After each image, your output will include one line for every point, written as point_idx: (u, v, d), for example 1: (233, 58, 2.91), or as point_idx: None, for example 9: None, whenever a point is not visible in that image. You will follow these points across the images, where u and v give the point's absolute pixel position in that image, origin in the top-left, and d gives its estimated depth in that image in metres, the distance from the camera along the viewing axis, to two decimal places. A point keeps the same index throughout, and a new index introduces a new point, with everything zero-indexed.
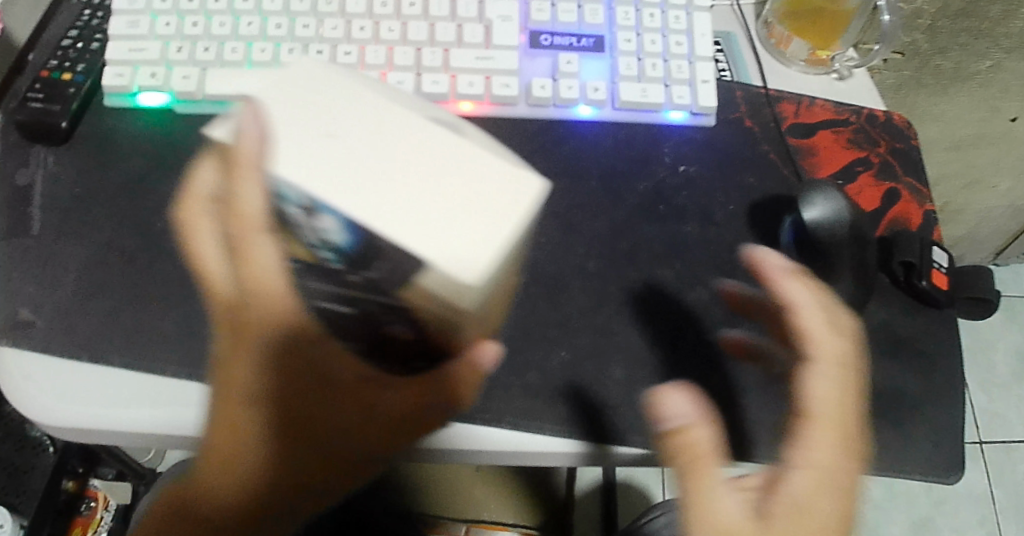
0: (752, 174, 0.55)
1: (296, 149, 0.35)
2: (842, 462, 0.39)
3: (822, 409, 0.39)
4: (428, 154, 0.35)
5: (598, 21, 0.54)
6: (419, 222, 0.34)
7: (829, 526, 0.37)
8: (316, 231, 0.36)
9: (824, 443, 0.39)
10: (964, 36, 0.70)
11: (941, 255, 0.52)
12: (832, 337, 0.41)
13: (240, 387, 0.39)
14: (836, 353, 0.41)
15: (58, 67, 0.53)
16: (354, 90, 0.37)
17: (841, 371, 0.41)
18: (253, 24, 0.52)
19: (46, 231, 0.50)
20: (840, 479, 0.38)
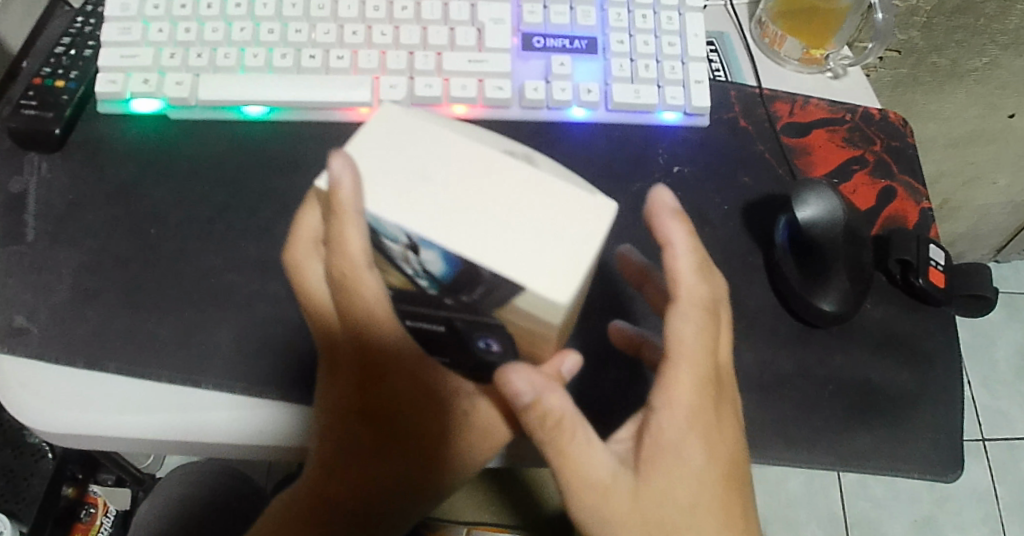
0: (747, 174, 0.55)
1: (377, 192, 0.32)
2: (709, 415, 0.38)
3: (691, 363, 0.37)
4: (517, 194, 0.32)
5: (591, 22, 0.54)
6: (504, 259, 0.31)
7: (699, 473, 0.37)
8: (419, 262, 0.33)
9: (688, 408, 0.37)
10: (960, 32, 0.70)
11: (938, 252, 0.51)
12: (696, 284, 0.37)
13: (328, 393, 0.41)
14: (702, 296, 0.37)
15: (52, 74, 0.53)
16: (433, 129, 0.34)
17: (707, 314, 0.37)
18: (245, 30, 0.52)
19: (41, 238, 0.50)
20: (711, 434, 0.38)
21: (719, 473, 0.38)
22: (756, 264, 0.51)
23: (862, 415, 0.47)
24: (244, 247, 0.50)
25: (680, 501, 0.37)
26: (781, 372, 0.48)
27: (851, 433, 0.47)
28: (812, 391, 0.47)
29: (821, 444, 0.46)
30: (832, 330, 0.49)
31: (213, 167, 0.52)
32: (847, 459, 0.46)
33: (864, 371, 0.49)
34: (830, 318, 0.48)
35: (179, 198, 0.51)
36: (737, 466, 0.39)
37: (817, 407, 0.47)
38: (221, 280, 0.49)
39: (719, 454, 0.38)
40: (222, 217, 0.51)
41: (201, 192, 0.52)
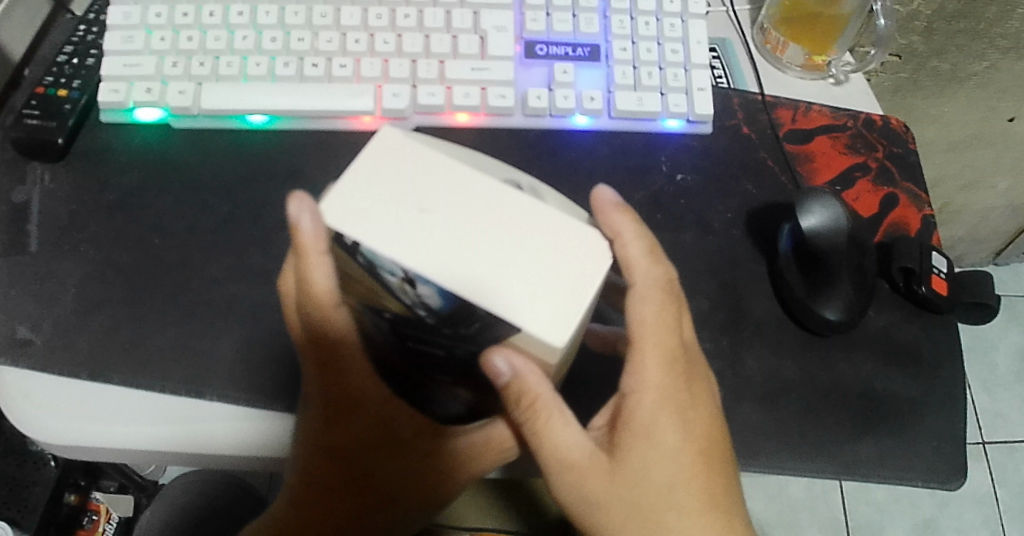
0: (749, 182, 0.55)
1: (379, 224, 0.32)
2: (680, 389, 0.39)
3: (657, 341, 0.38)
4: (516, 224, 0.33)
5: (593, 30, 0.54)
6: (505, 303, 0.31)
7: (674, 453, 0.38)
8: (420, 295, 0.33)
9: (658, 385, 0.38)
10: (961, 37, 0.70)
11: (941, 260, 0.51)
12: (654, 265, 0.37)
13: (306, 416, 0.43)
14: (665, 279, 0.38)
15: (54, 83, 0.53)
16: (427, 156, 0.34)
17: (665, 291, 0.38)
18: (247, 38, 0.52)
19: (44, 249, 0.49)
20: (684, 409, 0.39)
21: (696, 444, 0.39)
22: (760, 273, 0.51)
23: (866, 423, 0.47)
24: (246, 257, 0.50)
25: (659, 476, 0.38)
26: (785, 381, 0.48)
27: (855, 441, 0.47)
28: (816, 399, 0.47)
29: (825, 452, 0.46)
30: (835, 339, 0.49)
31: (215, 176, 0.52)
32: (851, 467, 0.46)
33: (868, 379, 0.48)
34: (835, 327, 0.48)
35: (182, 208, 0.51)
36: (716, 432, 0.40)
37: (821, 416, 0.47)
38: (225, 289, 0.49)
39: (695, 425, 0.39)
40: (225, 227, 0.51)
41: (204, 201, 0.52)
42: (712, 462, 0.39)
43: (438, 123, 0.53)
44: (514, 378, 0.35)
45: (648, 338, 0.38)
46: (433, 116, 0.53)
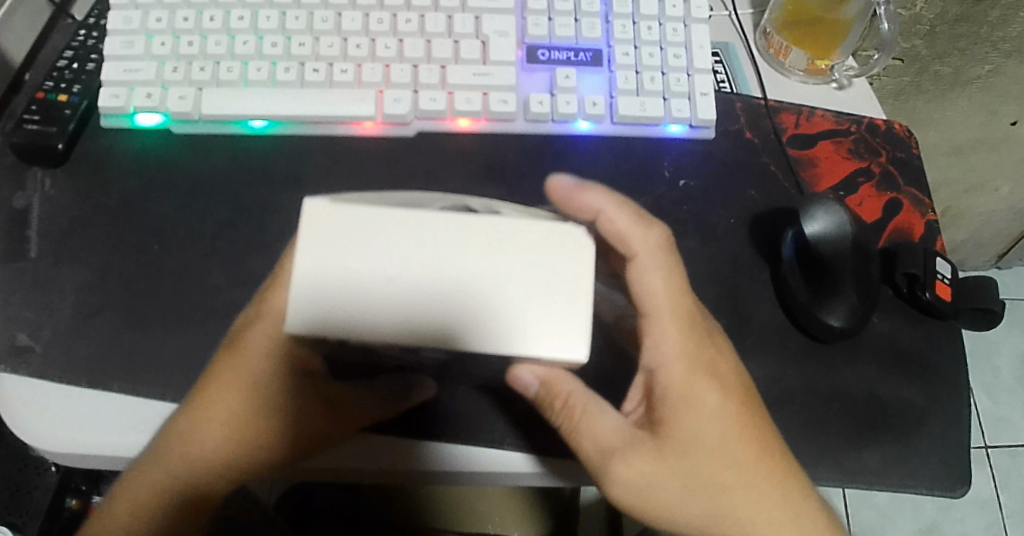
0: (752, 187, 0.54)
1: (371, 319, 0.36)
2: (708, 349, 0.41)
3: (672, 307, 0.40)
4: (486, 261, 0.36)
5: (595, 34, 0.53)
6: (519, 329, 0.36)
7: (718, 409, 0.40)
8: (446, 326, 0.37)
9: (684, 350, 0.40)
10: (963, 41, 0.69)
11: (945, 265, 0.51)
12: (651, 229, 0.41)
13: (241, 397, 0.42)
14: (658, 240, 0.41)
15: (54, 88, 0.53)
16: (377, 225, 0.36)
17: (667, 258, 0.41)
18: (248, 43, 0.52)
19: (44, 255, 0.49)
20: (714, 368, 0.41)
21: (738, 404, 0.41)
22: (763, 279, 0.51)
23: (871, 431, 0.47)
24: (247, 263, 0.50)
25: (711, 436, 0.39)
26: (788, 388, 0.47)
27: (859, 449, 0.46)
28: (820, 407, 0.47)
29: (829, 460, 0.46)
30: (840, 345, 0.49)
31: (216, 182, 0.52)
32: (855, 475, 0.46)
33: (872, 386, 0.48)
34: (839, 334, 0.47)
35: (183, 214, 0.51)
36: (752, 393, 0.42)
37: (825, 423, 0.47)
38: (225, 296, 0.49)
39: (729, 383, 0.41)
40: (226, 233, 0.51)
41: (204, 207, 0.51)
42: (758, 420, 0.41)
43: (440, 128, 0.53)
44: (550, 376, 0.38)
45: (661, 305, 0.40)
46: (435, 121, 0.53)
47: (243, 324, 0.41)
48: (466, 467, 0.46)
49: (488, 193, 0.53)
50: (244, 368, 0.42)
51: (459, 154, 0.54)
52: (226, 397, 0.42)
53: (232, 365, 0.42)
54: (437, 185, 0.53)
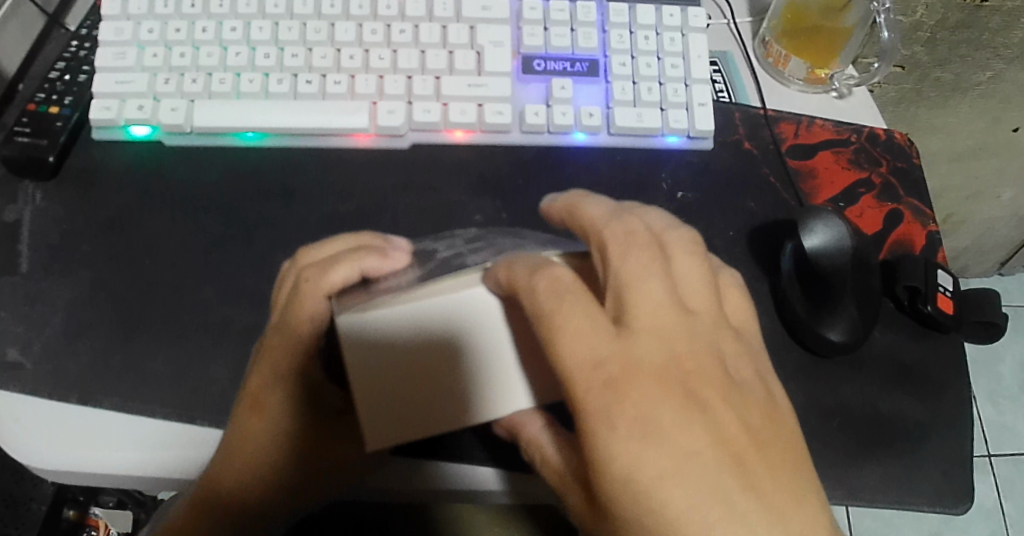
0: (752, 199, 0.54)
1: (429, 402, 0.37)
2: (642, 392, 0.31)
3: (578, 358, 0.31)
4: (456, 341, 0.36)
5: (592, 45, 0.53)
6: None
7: (663, 459, 0.30)
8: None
9: (600, 408, 0.31)
10: (964, 47, 0.68)
11: (947, 278, 0.50)
12: (546, 273, 0.33)
13: (262, 435, 0.44)
14: (560, 278, 0.33)
15: (46, 101, 0.52)
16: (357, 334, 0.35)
17: (560, 299, 0.32)
18: (240, 54, 0.51)
19: (34, 269, 0.49)
20: (651, 419, 0.30)
21: (696, 454, 0.30)
22: (762, 292, 0.50)
23: (873, 447, 0.46)
24: (241, 277, 0.49)
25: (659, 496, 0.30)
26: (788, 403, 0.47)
27: (860, 466, 0.46)
28: (821, 422, 0.46)
29: (830, 477, 0.45)
30: (840, 360, 0.48)
31: (209, 195, 0.51)
32: (857, 493, 0.45)
33: (874, 401, 0.47)
34: (839, 347, 0.47)
35: (175, 227, 0.50)
36: (725, 430, 0.31)
37: (826, 440, 0.46)
38: (217, 310, 0.48)
39: (676, 427, 0.30)
40: (218, 246, 0.50)
41: (197, 220, 0.51)
42: (728, 471, 0.30)
43: (436, 140, 0.52)
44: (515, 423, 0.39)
45: (563, 361, 0.31)
46: (429, 133, 0.52)
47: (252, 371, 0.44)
48: (462, 487, 0.45)
49: (484, 205, 0.52)
50: (260, 410, 0.43)
51: (454, 166, 0.53)
52: (250, 440, 0.43)
53: (252, 414, 0.43)
54: (434, 197, 0.52)
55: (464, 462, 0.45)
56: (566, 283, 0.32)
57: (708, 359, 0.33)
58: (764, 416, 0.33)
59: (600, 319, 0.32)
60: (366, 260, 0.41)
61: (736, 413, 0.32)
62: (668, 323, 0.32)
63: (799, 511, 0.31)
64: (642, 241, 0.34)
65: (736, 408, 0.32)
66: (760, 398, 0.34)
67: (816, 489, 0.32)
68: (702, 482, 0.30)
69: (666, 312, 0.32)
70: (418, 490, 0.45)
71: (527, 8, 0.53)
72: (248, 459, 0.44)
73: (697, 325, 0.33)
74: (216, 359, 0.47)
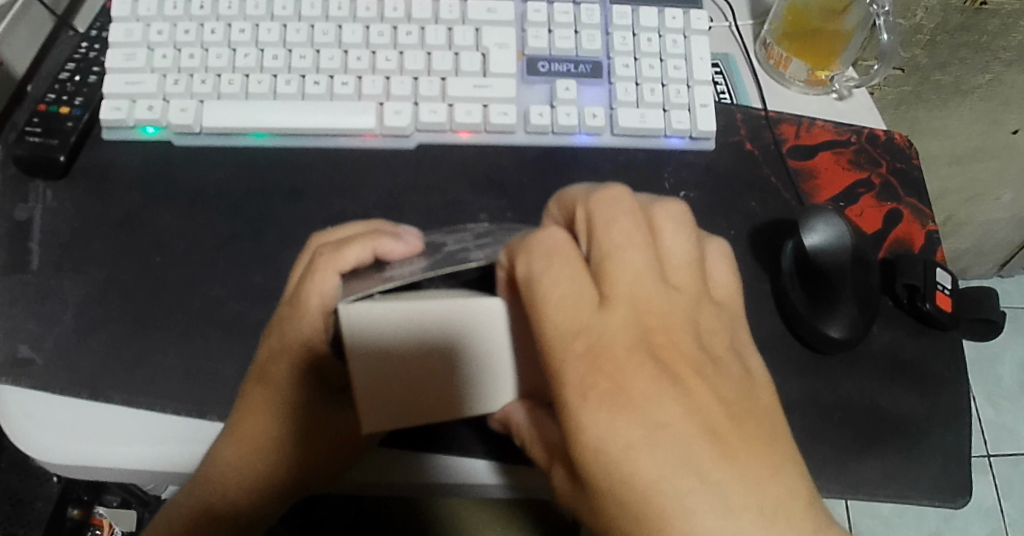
0: (753, 198, 0.54)
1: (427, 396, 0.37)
2: (620, 364, 0.30)
3: (559, 329, 0.31)
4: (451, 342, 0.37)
5: (595, 47, 0.53)
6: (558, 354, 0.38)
7: (639, 433, 0.29)
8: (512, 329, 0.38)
9: (578, 380, 0.30)
10: (964, 50, 0.69)
11: (945, 276, 0.51)
12: (535, 241, 0.32)
13: (268, 416, 0.44)
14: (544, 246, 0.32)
15: (56, 101, 0.53)
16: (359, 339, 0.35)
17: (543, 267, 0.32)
18: (249, 56, 0.52)
19: (46, 267, 0.49)
20: (627, 391, 0.30)
21: (670, 428, 0.30)
22: (763, 290, 0.51)
23: (872, 442, 0.47)
24: (249, 275, 0.50)
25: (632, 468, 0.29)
26: (787, 399, 0.47)
27: (860, 460, 0.46)
28: (821, 418, 0.47)
29: (830, 472, 0.46)
30: (840, 356, 0.49)
31: (217, 194, 0.52)
32: (856, 487, 0.46)
33: (872, 397, 0.48)
34: (839, 344, 0.47)
35: (184, 225, 0.51)
36: (702, 406, 0.30)
37: (826, 435, 0.47)
38: (226, 307, 0.49)
39: (652, 401, 0.30)
40: (227, 245, 0.51)
41: (206, 219, 0.51)
42: (702, 447, 0.30)
43: (442, 140, 0.53)
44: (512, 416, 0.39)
45: (544, 330, 0.31)
46: (435, 133, 0.53)
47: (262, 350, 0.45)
48: (460, 482, 0.46)
49: (489, 204, 0.53)
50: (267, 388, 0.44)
51: (459, 165, 0.54)
52: (254, 417, 0.44)
53: (259, 393, 0.44)
54: (439, 197, 0.53)
55: (460, 457, 0.46)
56: (548, 250, 0.32)
57: (688, 334, 0.32)
58: (742, 394, 0.32)
59: (583, 288, 0.31)
60: (380, 242, 0.42)
61: (713, 389, 0.31)
62: (649, 295, 0.31)
63: (772, 486, 0.30)
64: (629, 209, 0.33)
65: (714, 386, 0.31)
66: (740, 376, 0.33)
67: (792, 469, 0.31)
68: (674, 456, 0.30)
69: (650, 282, 0.32)
70: (425, 485, 0.46)
71: (532, 11, 0.54)
72: (252, 441, 0.44)
73: (680, 298, 0.32)
74: (225, 355, 0.47)
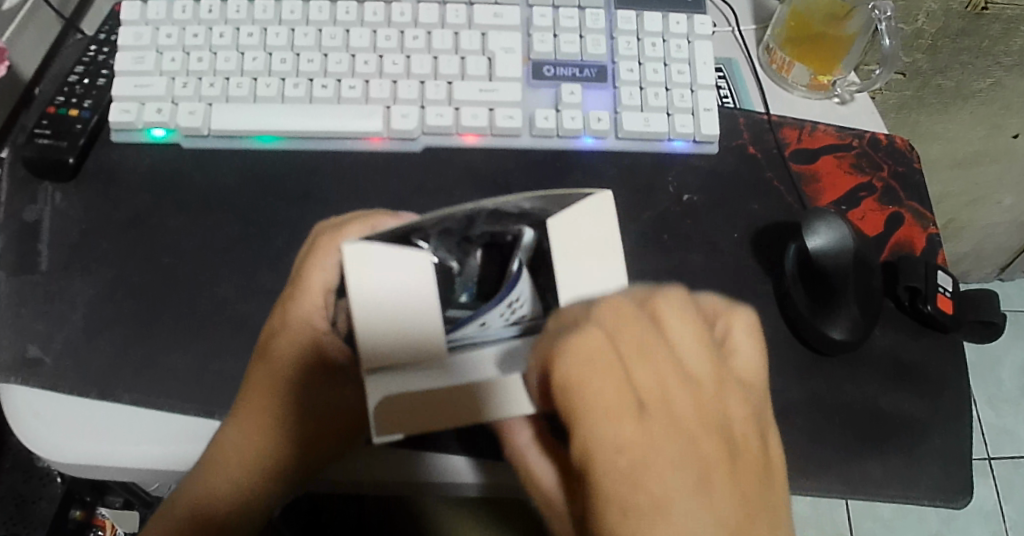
0: (756, 201, 0.55)
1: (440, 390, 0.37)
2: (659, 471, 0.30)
3: (597, 439, 0.30)
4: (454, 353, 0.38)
5: (600, 51, 0.54)
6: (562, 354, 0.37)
7: None
8: (505, 309, 0.38)
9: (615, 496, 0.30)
10: (965, 55, 0.70)
11: (946, 279, 0.51)
12: (568, 346, 0.31)
13: (268, 400, 0.44)
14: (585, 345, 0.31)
15: (66, 103, 0.53)
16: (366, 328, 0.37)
17: (581, 373, 0.30)
18: (257, 59, 0.53)
19: (55, 268, 0.50)
20: (663, 508, 0.29)
21: None
22: (765, 292, 0.51)
23: (873, 442, 0.47)
24: (256, 276, 0.50)
25: None
26: (789, 400, 0.48)
27: (861, 461, 0.47)
28: (822, 419, 0.48)
29: (831, 472, 0.46)
30: (842, 358, 0.49)
31: (224, 196, 0.53)
32: (857, 487, 0.46)
33: (874, 398, 0.49)
34: (841, 346, 0.48)
35: (192, 227, 0.52)
36: (736, 513, 0.30)
37: (827, 436, 0.47)
38: (234, 308, 0.49)
39: (687, 517, 0.29)
40: (234, 246, 0.51)
41: (213, 221, 0.52)
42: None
43: (446, 143, 0.53)
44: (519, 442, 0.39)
45: (581, 442, 0.30)
46: (441, 136, 0.53)
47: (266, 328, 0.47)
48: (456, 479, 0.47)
49: None
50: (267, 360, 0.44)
51: (464, 169, 0.54)
52: (254, 402, 0.44)
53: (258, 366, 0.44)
54: (444, 199, 0.53)
55: (451, 453, 0.46)
56: (584, 353, 0.31)
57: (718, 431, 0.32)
58: (766, 494, 0.32)
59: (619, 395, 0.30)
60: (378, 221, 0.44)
61: (742, 497, 0.31)
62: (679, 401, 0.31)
63: None
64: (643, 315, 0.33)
65: (743, 491, 0.31)
66: (762, 471, 0.32)
67: None
68: None
69: (677, 385, 0.31)
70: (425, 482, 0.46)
71: (538, 16, 0.54)
72: (253, 410, 0.44)
73: (707, 400, 0.32)
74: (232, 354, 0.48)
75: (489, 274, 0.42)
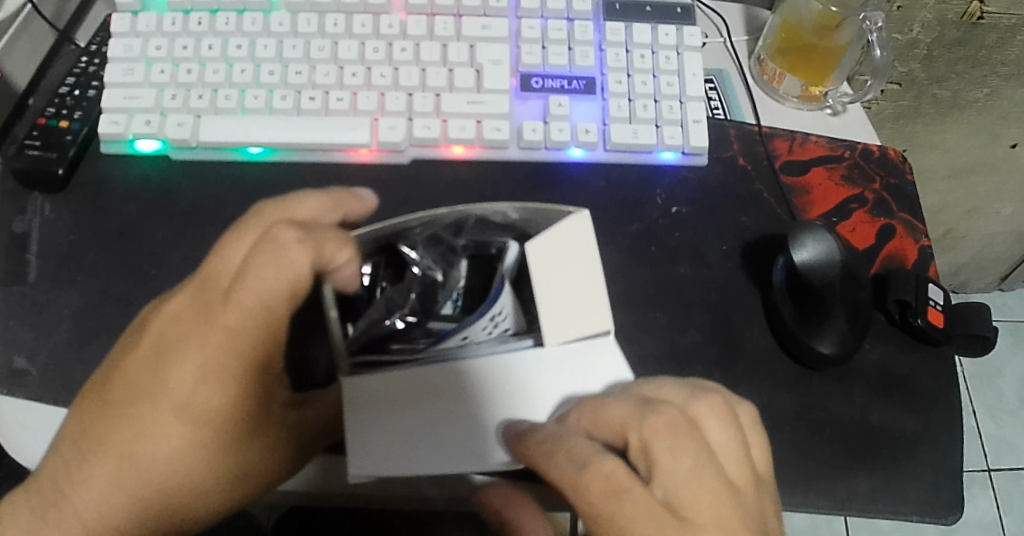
0: (745, 214, 0.55)
1: (427, 415, 0.39)
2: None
3: None
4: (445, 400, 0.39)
5: (589, 63, 0.54)
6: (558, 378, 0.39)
7: None
8: (488, 323, 0.40)
9: None
10: (961, 64, 0.69)
11: (937, 292, 0.51)
12: (583, 474, 0.35)
13: (201, 385, 0.40)
14: (615, 475, 0.34)
15: (56, 114, 0.54)
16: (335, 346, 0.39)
17: (617, 502, 0.34)
18: (246, 71, 0.53)
19: (43, 278, 0.50)
20: None
21: None
22: (754, 305, 0.51)
23: (861, 457, 0.47)
24: None
25: None
26: (777, 414, 0.48)
27: (849, 475, 0.46)
28: (810, 434, 0.47)
29: (819, 487, 0.46)
30: (830, 372, 0.49)
31: (213, 207, 0.53)
32: (846, 502, 0.46)
33: (863, 412, 0.48)
34: (828, 360, 0.48)
35: (180, 239, 0.52)
36: None
37: (815, 451, 0.47)
38: None
39: None
40: None
41: (201, 233, 0.52)
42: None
43: (435, 155, 0.53)
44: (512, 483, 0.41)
45: None
46: (428, 148, 0.53)
47: (170, 305, 0.41)
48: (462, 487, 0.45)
49: None
50: (222, 382, 0.40)
51: (453, 182, 0.54)
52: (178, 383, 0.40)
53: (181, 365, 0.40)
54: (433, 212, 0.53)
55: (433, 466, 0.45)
56: (615, 486, 0.34)
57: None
58: None
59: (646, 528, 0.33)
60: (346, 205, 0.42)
61: None
62: (720, 503, 0.34)
63: None
64: (682, 425, 0.35)
65: None
66: None
67: None
68: None
69: (723, 510, 0.34)
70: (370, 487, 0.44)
71: (526, 27, 0.55)
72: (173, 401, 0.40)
73: (744, 501, 0.35)
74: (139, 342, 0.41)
75: (473, 284, 0.42)
